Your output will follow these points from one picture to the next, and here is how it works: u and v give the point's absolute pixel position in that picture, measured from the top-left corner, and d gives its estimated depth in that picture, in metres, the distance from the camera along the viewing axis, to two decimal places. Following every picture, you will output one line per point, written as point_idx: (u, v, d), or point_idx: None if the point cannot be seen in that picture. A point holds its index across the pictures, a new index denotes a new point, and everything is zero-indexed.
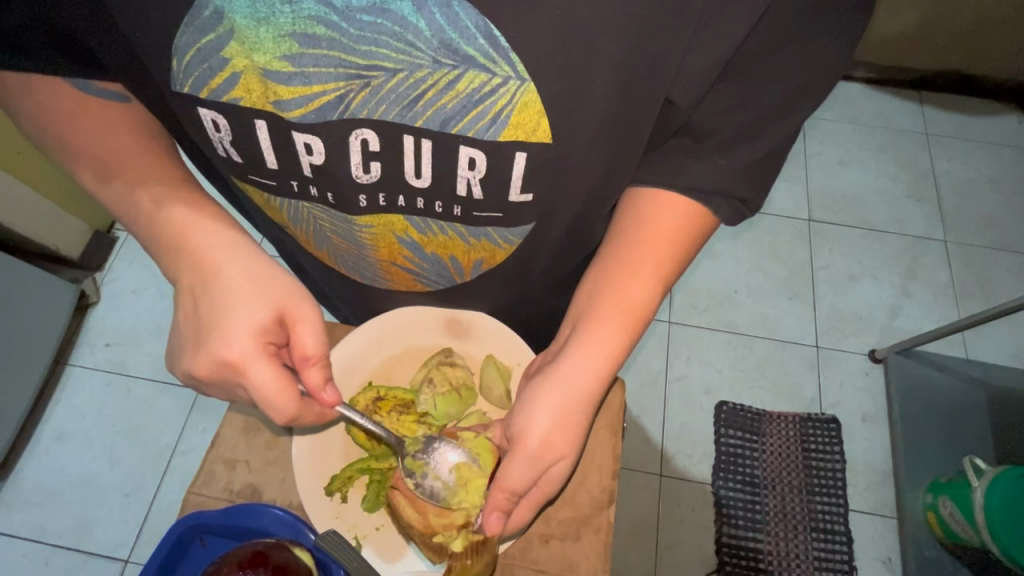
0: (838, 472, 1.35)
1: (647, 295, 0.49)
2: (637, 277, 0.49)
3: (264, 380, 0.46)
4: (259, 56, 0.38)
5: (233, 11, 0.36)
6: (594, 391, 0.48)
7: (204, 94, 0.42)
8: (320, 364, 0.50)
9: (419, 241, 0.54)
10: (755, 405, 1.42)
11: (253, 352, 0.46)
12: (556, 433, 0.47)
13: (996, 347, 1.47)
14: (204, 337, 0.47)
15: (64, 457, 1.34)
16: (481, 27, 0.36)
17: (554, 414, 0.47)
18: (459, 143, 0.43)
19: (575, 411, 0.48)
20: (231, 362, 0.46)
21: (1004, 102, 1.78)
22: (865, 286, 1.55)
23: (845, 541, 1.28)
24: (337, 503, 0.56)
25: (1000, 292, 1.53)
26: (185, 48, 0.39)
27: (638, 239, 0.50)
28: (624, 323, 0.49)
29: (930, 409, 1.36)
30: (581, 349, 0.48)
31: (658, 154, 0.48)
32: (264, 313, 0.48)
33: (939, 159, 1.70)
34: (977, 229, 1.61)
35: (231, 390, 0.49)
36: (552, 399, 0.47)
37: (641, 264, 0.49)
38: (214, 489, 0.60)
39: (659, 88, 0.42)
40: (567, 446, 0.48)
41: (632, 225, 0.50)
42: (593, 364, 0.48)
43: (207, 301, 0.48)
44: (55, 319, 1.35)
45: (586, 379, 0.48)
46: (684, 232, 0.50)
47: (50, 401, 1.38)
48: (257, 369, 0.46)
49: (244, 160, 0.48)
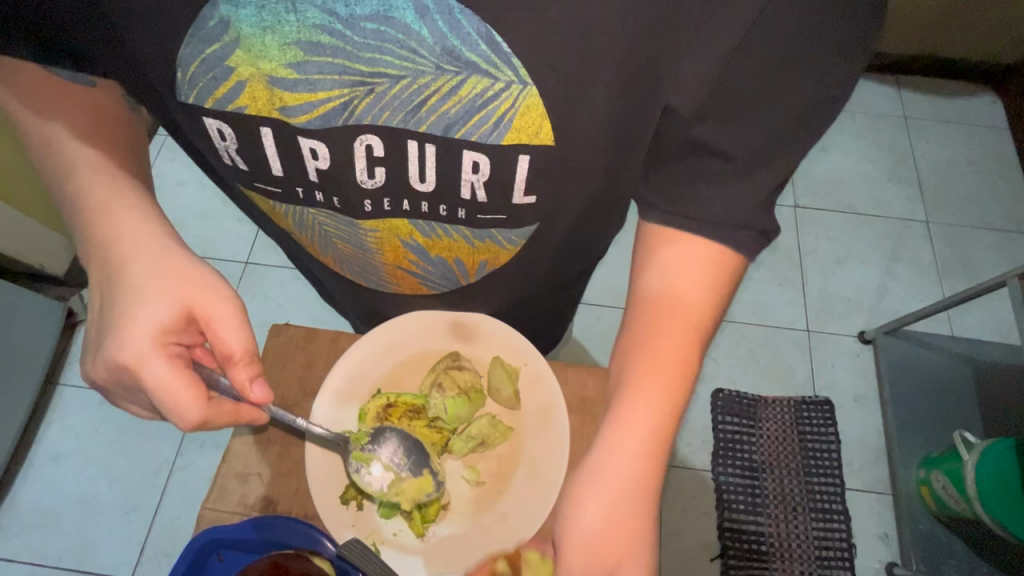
0: (833, 452, 1.38)
1: (688, 345, 0.46)
2: (676, 337, 0.46)
3: (162, 380, 0.44)
4: (264, 64, 0.38)
5: (239, 21, 0.36)
6: (645, 469, 0.44)
7: (208, 104, 0.42)
8: (243, 361, 0.48)
9: (423, 245, 0.54)
10: (750, 390, 1.44)
11: (149, 350, 0.44)
12: (604, 525, 0.44)
13: (980, 323, 1.51)
14: (110, 332, 0.45)
15: (60, 479, 1.32)
16: (483, 33, 0.36)
17: (602, 498, 0.44)
18: (462, 148, 0.44)
19: (629, 488, 0.44)
20: (127, 362, 0.44)
21: (978, 83, 1.82)
22: (851, 269, 1.58)
23: (844, 520, 1.31)
24: (353, 511, 0.57)
25: (981, 268, 1.57)
26: (190, 58, 0.39)
27: (661, 296, 0.47)
28: (661, 390, 0.45)
29: (919, 387, 1.40)
30: (614, 436, 0.45)
31: (672, 176, 0.45)
32: (166, 311, 0.45)
33: (918, 142, 1.74)
34: (957, 209, 1.65)
35: (139, 393, 0.47)
36: (598, 484, 0.44)
37: (675, 333, 0.46)
38: (227, 504, 0.60)
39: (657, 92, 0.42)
40: (621, 531, 0.44)
41: (661, 304, 0.47)
42: (635, 445, 0.44)
43: (118, 296, 0.46)
44: (44, 338, 1.33)
45: (630, 460, 0.44)
46: (708, 276, 0.46)
47: (42, 423, 1.36)
48: (160, 360, 0.44)
49: (250, 167, 0.48)
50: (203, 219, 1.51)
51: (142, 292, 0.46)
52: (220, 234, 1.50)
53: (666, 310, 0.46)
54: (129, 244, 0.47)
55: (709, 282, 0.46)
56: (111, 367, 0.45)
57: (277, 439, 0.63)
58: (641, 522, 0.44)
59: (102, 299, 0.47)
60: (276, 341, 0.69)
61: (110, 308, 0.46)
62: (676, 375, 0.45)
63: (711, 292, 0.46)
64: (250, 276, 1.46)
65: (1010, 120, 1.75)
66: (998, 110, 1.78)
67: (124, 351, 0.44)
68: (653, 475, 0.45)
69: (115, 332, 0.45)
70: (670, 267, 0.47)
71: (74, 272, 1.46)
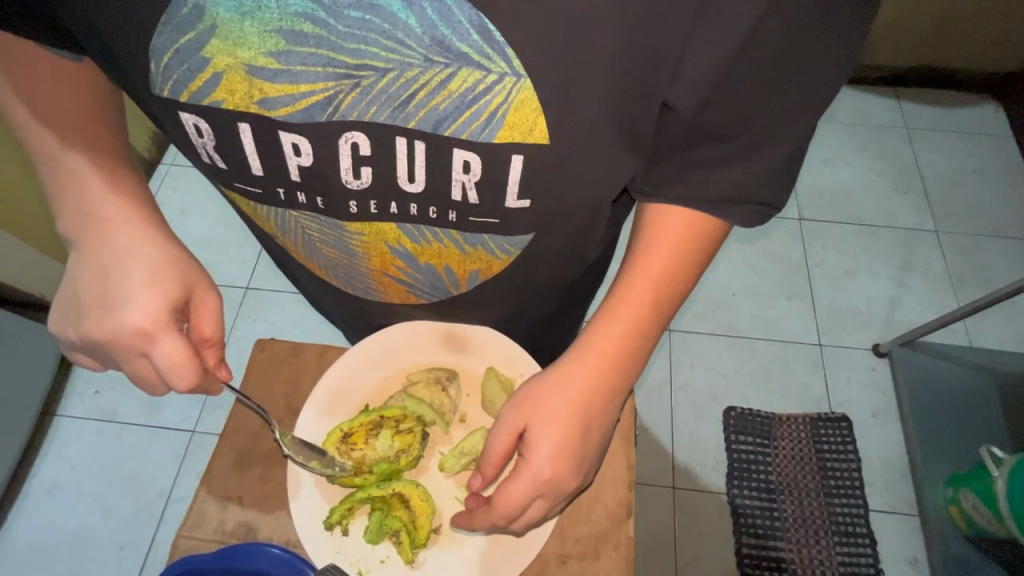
0: (853, 471, 1.32)
1: (662, 284, 0.46)
2: (655, 291, 0.46)
3: (172, 351, 0.45)
4: (243, 52, 0.37)
5: (216, 6, 0.35)
6: (596, 391, 0.44)
7: (184, 98, 0.41)
8: (218, 346, 0.50)
9: (412, 251, 0.52)
10: (763, 408, 1.39)
11: (155, 322, 0.45)
12: (553, 450, 0.43)
13: (1000, 333, 1.46)
14: (112, 299, 0.45)
15: (54, 513, 1.28)
16: (475, 21, 0.35)
17: (573, 444, 0.43)
18: (452, 146, 0.42)
19: (591, 435, 0.44)
20: (132, 329, 0.45)
21: (979, 92, 1.81)
22: (862, 281, 1.54)
23: (869, 543, 1.25)
24: (338, 537, 0.53)
25: (997, 277, 1.53)
26: (164, 48, 0.38)
27: (646, 243, 0.46)
28: (628, 323, 0.45)
29: (939, 400, 1.34)
30: (571, 363, 0.45)
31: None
32: (169, 288, 0.47)
33: (922, 152, 1.72)
34: (968, 218, 1.62)
35: (122, 358, 0.47)
36: (568, 424, 0.43)
37: (651, 273, 0.46)
38: (204, 532, 0.56)
39: (656, 90, 0.39)
40: (568, 492, 0.45)
41: (643, 257, 0.46)
42: (587, 368, 0.44)
43: (117, 269, 0.46)
44: (42, 367, 1.31)
45: (580, 381, 0.44)
46: (690, 235, 0.45)
47: (38, 454, 1.33)
48: (170, 340, 0.46)
49: (228, 165, 0.46)
50: (204, 244, 1.51)
51: (136, 277, 0.46)
52: (220, 259, 1.49)
53: (651, 268, 0.46)
54: (115, 233, 0.47)
55: (691, 253, 0.46)
56: (102, 339, 0.45)
57: (259, 459, 0.60)
58: (584, 443, 0.44)
59: (89, 264, 0.46)
60: (260, 359, 0.66)
61: (96, 289, 0.46)
62: (646, 315, 0.45)
63: (692, 264, 0.46)
64: (250, 301, 1.45)
65: (1014, 128, 1.74)
66: (1001, 118, 1.77)
67: (131, 333, 0.45)
68: (607, 397, 0.45)
69: (113, 312, 0.45)
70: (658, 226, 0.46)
71: None
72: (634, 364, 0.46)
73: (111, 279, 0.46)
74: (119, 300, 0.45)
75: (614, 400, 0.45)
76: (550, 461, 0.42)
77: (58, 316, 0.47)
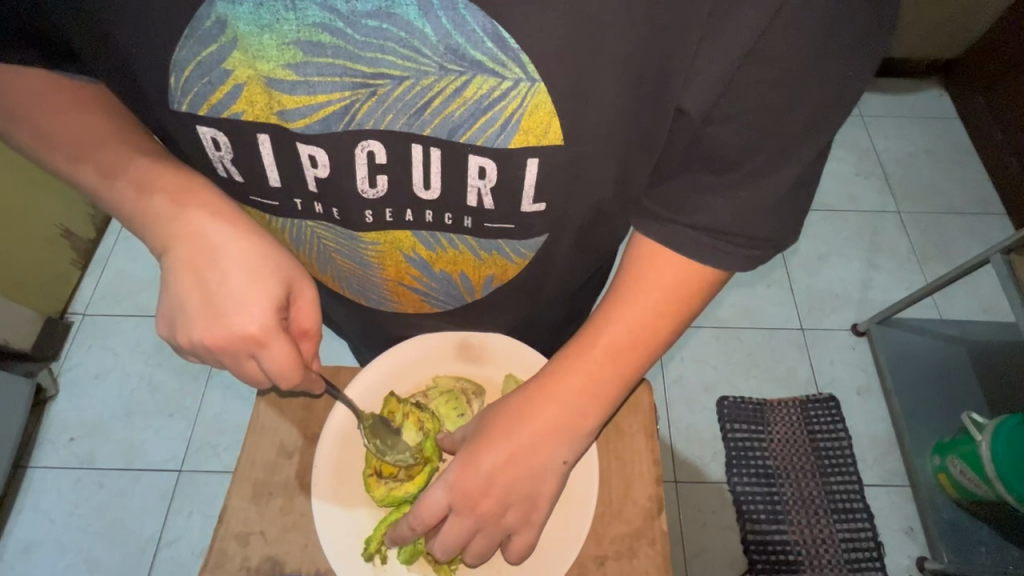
0: (846, 449, 1.35)
1: (632, 326, 0.42)
2: (625, 342, 0.42)
3: (283, 358, 0.42)
4: (262, 65, 0.37)
5: (236, 19, 0.35)
6: (537, 421, 0.42)
7: (203, 111, 0.40)
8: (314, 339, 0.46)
9: (426, 259, 0.52)
10: (755, 395, 1.42)
11: (267, 326, 0.42)
12: (474, 471, 0.42)
13: (967, 304, 1.53)
14: (218, 303, 0.42)
15: (34, 571, 1.21)
16: (489, 29, 0.34)
17: (494, 470, 0.41)
18: (468, 153, 0.42)
19: (518, 467, 0.42)
20: (247, 334, 0.41)
21: (924, 78, 1.91)
22: (835, 264, 1.59)
23: (867, 517, 1.28)
24: (377, 565, 0.52)
25: (958, 251, 1.60)
26: (183, 62, 0.37)
27: (635, 284, 0.42)
28: (582, 358, 0.43)
29: (918, 373, 1.40)
30: (527, 388, 0.44)
31: (692, 193, 0.39)
32: (273, 290, 0.43)
33: (877, 137, 1.80)
34: (925, 197, 1.70)
35: (237, 363, 0.43)
36: (496, 454, 0.42)
37: (621, 314, 0.42)
38: (228, 570, 0.55)
39: (670, 94, 0.38)
40: (484, 522, 0.42)
41: (622, 299, 0.43)
42: (534, 395, 0.43)
43: (217, 263, 0.42)
44: (12, 418, 1.24)
45: (525, 407, 0.43)
46: (677, 288, 0.41)
47: (12, 511, 1.26)
48: (280, 343, 0.42)
49: (245, 177, 0.46)
50: None
51: (233, 279, 0.42)
52: None
53: (627, 315, 0.42)
54: (194, 234, 0.43)
55: (674, 305, 0.42)
56: (213, 344, 0.42)
57: (279, 489, 0.58)
58: (507, 470, 0.41)
59: (188, 263, 0.42)
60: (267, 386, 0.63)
61: (196, 299, 0.42)
62: (606, 356, 0.42)
63: (667, 333, 0.43)
64: None
65: (959, 110, 1.83)
66: (945, 101, 1.87)
67: (242, 335, 0.41)
68: (549, 431, 0.42)
69: (220, 315, 0.41)
70: (646, 277, 0.42)
71: (43, 346, 1.38)
72: (586, 407, 0.42)
73: (209, 285, 0.42)
74: (223, 305, 0.42)
75: (559, 435, 0.42)
76: (466, 475, 0.42)
77: (165, 325, 0.44)
